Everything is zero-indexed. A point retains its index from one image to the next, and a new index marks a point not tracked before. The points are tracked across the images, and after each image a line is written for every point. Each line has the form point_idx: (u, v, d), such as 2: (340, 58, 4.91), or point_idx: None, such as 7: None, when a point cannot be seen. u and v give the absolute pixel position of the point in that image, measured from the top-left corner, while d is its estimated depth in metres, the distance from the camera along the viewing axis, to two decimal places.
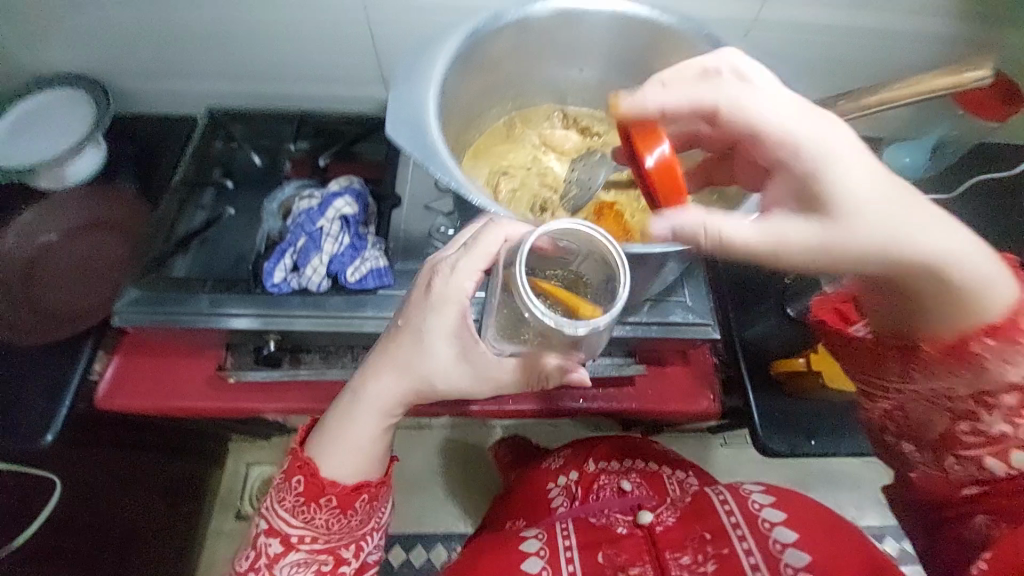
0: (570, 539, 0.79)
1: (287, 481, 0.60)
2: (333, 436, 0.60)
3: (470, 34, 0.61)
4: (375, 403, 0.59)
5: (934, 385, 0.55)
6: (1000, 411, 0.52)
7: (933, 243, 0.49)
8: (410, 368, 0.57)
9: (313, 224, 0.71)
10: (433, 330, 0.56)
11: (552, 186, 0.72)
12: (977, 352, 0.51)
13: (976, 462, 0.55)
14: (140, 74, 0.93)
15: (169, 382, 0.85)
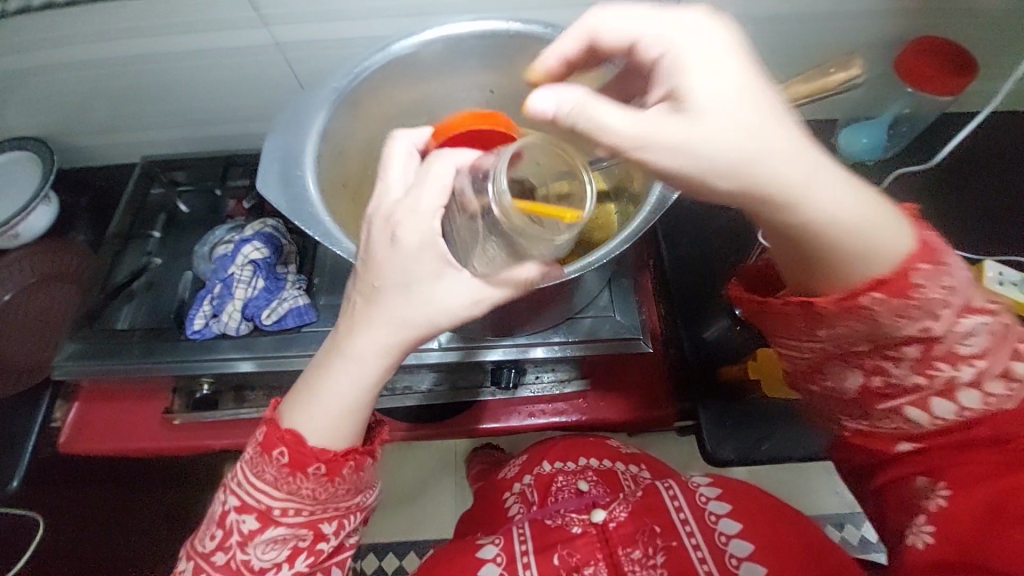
0: (527, 543, 0.69)
1: (261, 450, 0.45)
2: (306, 403, 0.46)
3: (353, 76, 0.61)
4: (356, 356, 0.45)
5: (848, 337, 0.46)
6: (906, 364, 0.46)
7: (808, 182, 0.38)
8: (390, 310, 0.44)
9: (226, 270, 0.72)
10: (401, 253, 0.42)
11: None
12: (866, 308, 0.43)
13: (898, 416, 0.49)
14: (84, 130, 0.96)
15: (126, 426, 0.89)
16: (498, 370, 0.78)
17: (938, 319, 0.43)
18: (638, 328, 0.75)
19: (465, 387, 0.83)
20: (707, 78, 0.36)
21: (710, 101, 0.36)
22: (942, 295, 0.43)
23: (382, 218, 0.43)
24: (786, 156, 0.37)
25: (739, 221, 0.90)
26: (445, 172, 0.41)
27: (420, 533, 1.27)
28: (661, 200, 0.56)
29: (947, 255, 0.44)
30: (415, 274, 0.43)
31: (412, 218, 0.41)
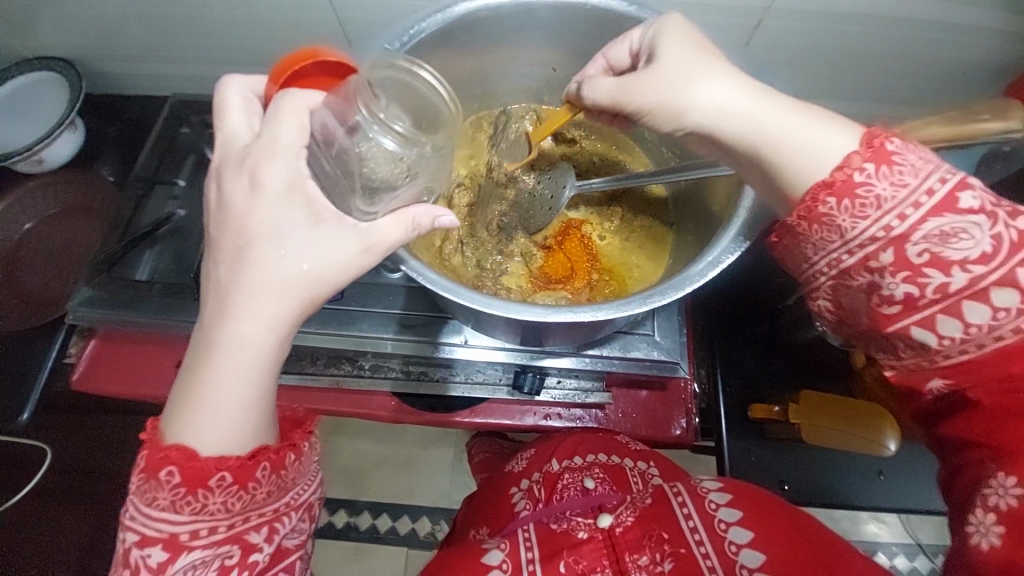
0: (533, 550, 0.62)
1: (147, 475, 0.39)
2: (183, 412, 0.40)
3: (407, 38, 0.54)
4: (238, 335, 0.40)
5: (821, 255, 0.44)
6: (887, 272, 0.41)
7: (736, 112, 0.43)
8: (266, 275, 0.40)
9: None
10: (259, 207, 0.40)
11: (515, 202, 0.67)
12: (825, 212, 0.42)
13: (908, 340, 0.43)
14: (113, 57, 0.90)
15: (139, 371, 0.84)
16: (519, 372, 0.77)
17: (899, 215, 0.40)
18: (676, 351, 0.71)
19: (484, 382, 0.79)
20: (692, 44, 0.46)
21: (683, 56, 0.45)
22: (885, 192, 0.40)
23: (234, 167, 0.41)
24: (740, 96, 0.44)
25: None
26: (291, 119, 0.41)
27: (415, 501, 1.28)
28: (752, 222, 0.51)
29: (910, 149, 0.41)
30: (283, 222, 0.40)
31: (270, 161, 0.40)
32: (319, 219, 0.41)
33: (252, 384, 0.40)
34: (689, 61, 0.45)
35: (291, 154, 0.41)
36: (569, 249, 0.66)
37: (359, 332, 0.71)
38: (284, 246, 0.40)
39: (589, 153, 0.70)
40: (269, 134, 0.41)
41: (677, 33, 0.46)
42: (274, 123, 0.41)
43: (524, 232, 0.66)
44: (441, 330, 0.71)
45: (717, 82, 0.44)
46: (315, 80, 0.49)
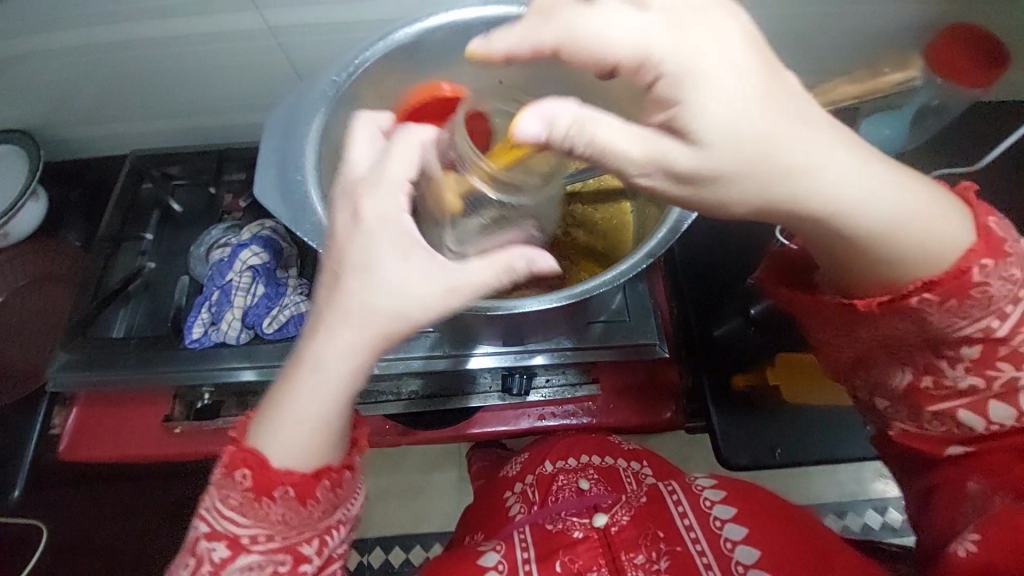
0: (528, 550, 0.63)
1: (224, 472, 0.41)
2: (275, 423, 0.41)
3: (353, 68, 0.57)
4: (327, 363, 0.39)
5: (886, 333, 0.45)
6: (962, 365, 0.44)
7: (839, 178, 0.37)
8: (356, 305, 0.38)
9: (224, 277, 0.70)
10: (356, 241, 0.38)
11: None
12: (914, 308, 0.42)
13: (954, 420, 0.47)
14: (70, 122, 0.90)
15: (125, 432, 0.84)
16: (507, 377, 0.78)
17: (1001, 317, 0.42)
18: (652, 333, 0.73)
19: (474, 391, 0.80)
20: (719, 73, 0.34)
21: (728, 87, 0.34)
22: (1001, 290, 0.41)
23: (343, 196, 0.40)
24: (807, 146, 0.36)
25: None
26: (404, 155, 0.38)
27: (426, 529, 1.26)
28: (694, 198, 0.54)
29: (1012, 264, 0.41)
30: (374, 254, 0.38)
31: (374, 192, 0.38)
32: (411, 254, 0.38)
33: (335, 409, 0.40)
34: (734, 101, 0.34)
35: (394, 188, 0.38)
36: None
37: None
38: (374, 274, 0.38)
39: None
40: (381, 164, 0.39)
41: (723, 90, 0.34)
42: (384, 160, 0.39)
43: None
44: (423, 345, 0.72)
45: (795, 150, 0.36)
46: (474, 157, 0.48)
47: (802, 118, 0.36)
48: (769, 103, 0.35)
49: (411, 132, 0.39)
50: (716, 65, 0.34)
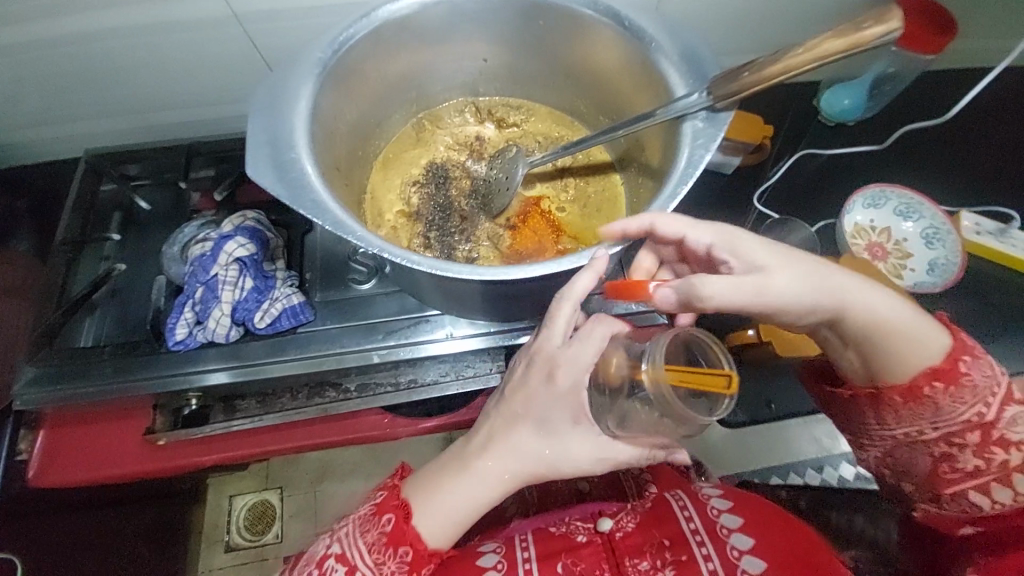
0: (528, 551, 0.64)
1: (373, 513, 0.53)
2: (428, 504, 0.52)
3: (339, 45, 0.55)
4: (488, 479, 0.52)
5: (902, 425, 0.52)
6: (970, 450, 0.50)
7: (846, 295, 0.48)
8: (528, 449, 0.51)
9: (207, 272, 0.66)
10: (542, 401, 0.51)
11: (470, 191, 0.68)
12: (928, 395, 0.50)
13: (963, 499, 0.51)
14: (12, 123, 0.83)
15: (104, 448, 0.79)
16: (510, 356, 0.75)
17: (986, 404, 0.49)
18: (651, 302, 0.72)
19: (475, 372, 0.79)
20: (743, 240, 0.46)
21: (753, 249, 0.46)
22: (986, 380, 0.49)
23: (541, 360, 0.51)
24: (819, 278, 0.47)
25: (733, 190, 0.91)
26: (597, 333, 0.49)
27: None
28: (709, 130, 0.49)
29: (978, 369, 0.49)
30: (554, 412, 0.50)
31: (568, 368, 0.49)
32: (578, 419, 0.51)
33: (477, 509, 0.52)
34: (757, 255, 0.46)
35: (583, 368, 0.49)
36: (533, 225, 0.67)
37: (341, 347, 0.67)
38: (546, 430, 0.51)
39: (531, 133, 0.73)
40: (575, 347, 0.49)
41: (759, 249, 0.46)
42: (585, 341, 0.49)
43: (487, 216, 0.66)
44: (421, 330, 0.69)
45: (814, 274, 0.47)
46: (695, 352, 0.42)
47: (815, 266, 0.47)
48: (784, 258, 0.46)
49: (599, 330, 0.49)
50: (734, 237, 0.47)
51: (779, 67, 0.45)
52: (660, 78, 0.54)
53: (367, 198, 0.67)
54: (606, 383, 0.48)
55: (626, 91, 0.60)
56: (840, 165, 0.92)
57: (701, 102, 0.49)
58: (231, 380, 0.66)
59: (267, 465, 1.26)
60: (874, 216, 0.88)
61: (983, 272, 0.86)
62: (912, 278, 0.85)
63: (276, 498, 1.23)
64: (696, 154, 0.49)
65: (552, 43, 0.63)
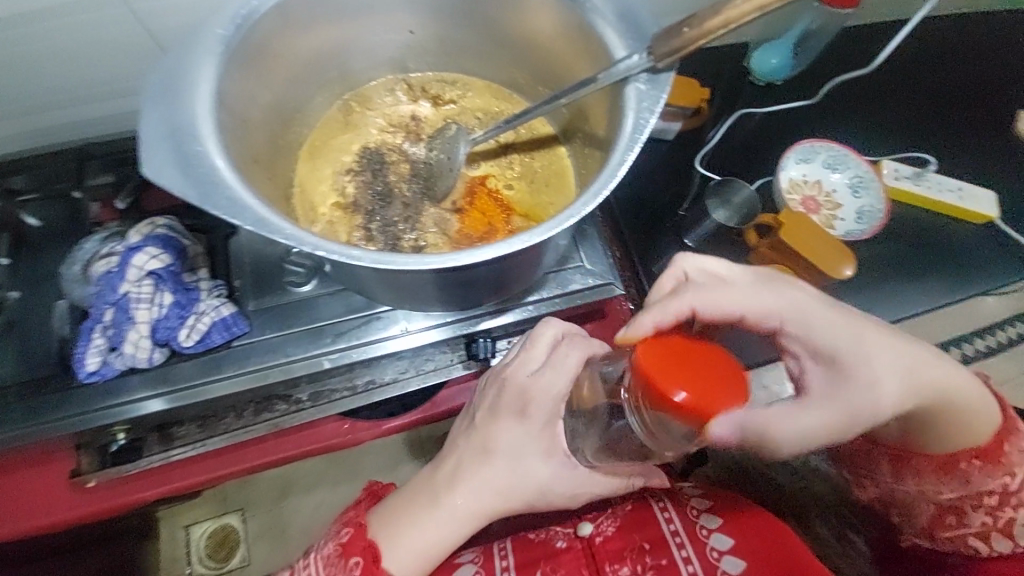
0: (507, 559, 0.66)
1: (338, 553, 0.52)
2: (399, 539, 0.53)
3: (241, 18, 0.47)
4: (461, 510, 0.54)
5: (933, 489, 0.60)
6: (982, 509, 0.58)
7: (936, 384, 0.52)
8: (502, 479, 0.55)
9: (115, 290, 0.58)
10: (514, 430, 0.55)
11: (409, 174, 0.64)
12: (965, 468, 0.57)
13: (963, 540, 0.60)
14: None
15: (22, 500, 0.69)
16: (471, 341, 0.70)
17: (1009, 476, 0.57)
18: (608, 273, 0.70)
19: (437, 364, 0.76)
20: (855, 339, 0.49)
21: (864, 353, 0.49)
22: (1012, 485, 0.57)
23: (514, 390, 0.54)
24: (914, 366, 0.51)
25: (676, 156, 0.92)
26: (571, 360, 0.53)
27: None
28: (652, 91, 0.48)
29: (1015, 449, 0.57)
30: (527, 442, 0.55)
31: (540, 400, 0.53)
32: (550, 450, 0.56)
33: (448, 540, 0.54)
34: (866, 360, 0.49)
35: (554, 398, 0.53)
36: (480, 206, 0.63)
37: (284, 357, 0.62)
38: (518, 458, 0.55)
39: (470, 109, 0.68)
40: (548, 375, 0.53)
41: (870, 342, 0.49)
42: (555, 369, 0.53)
43: (431, 201, 0.62)
44: (372, 327, 0.64)
45: (905, 361, 0.50)
46: (690, 362, 0.37)
47: (905, 355, 0.51)
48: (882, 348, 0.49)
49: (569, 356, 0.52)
50: (849, 336, 0.49)
51: (720, 20, 0.43)
52: (598, 40, 0.51)
53: (295, 191, 0.61)
54: (580, 407, 0.52)
55: (563, 58, 0.58)
56: (775, 123, 0.95)
57: (643, 61, 0.47)
58: (170, 406, 0.59)
59: (221, 489, 1.17)
60: (806, 170, 0.91)
61: (904, 217, 0.92)
62: (844, 227, 0.89)
63: (237, 520, 1.15)
64: (642, 117, 0.47)
65: (484, 8, 0.58)
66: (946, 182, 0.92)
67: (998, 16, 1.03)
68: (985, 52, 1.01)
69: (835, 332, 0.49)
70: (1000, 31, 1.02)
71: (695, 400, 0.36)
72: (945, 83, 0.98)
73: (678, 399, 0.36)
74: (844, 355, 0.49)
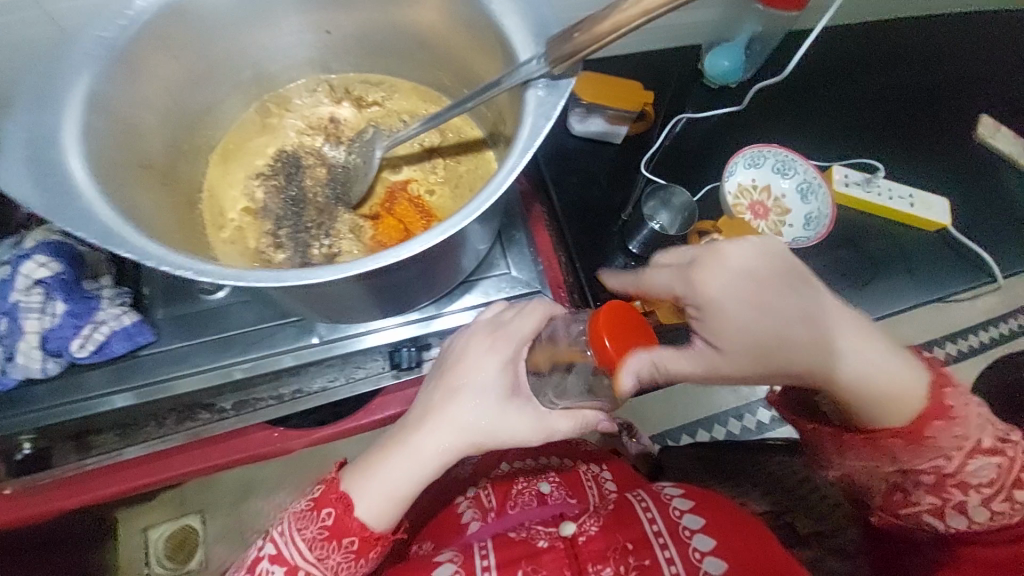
0: (488, 558, 0.60)
1: (310, 507, 0.51)
2: (365, 476, 0.50)
3: (127, 20, 0.46)
4: (425, 452, 0.49)
5: (865, 458, 0.52)
6: (921, 487, 0.51)
7: (846, 349, 0.48)
8: (466, 421, 0.49)
9: (5, 300, 0.57)
10: (480, 364, 0.50)
11: (324, 179, 0.62)
12: (887, 444, 0.50)
13: (919, 519, 0.53)
14: None
15: None
16: (393, 351, 0.68)
17: (946, 458, 0.48)
18: (538, 281, 0.69)
19: (364, 374, 0.73)
20: (754, 288, 0.46)
21: (759, 298, 0.46)
22: (944, 464, 0.48)
23: (484, 329, 0.53)
24: (813, 324, 0.47)
25: (624, 160, 0.91)
26: (534, 315, 0.52)
27: None
28: (548, 97, 0.45)
29: (958, 426, 0.47)
30: (494, 381, 0.50)
31: (507, 340, 0.51)
32: (516, 391, 0.50)
33: (413, 483, 0.50)
34: (760, 306, 0.46)
35: (519, 339, 0.51)
36: (400, 212, 0.61)
37: (192, 366, 0.60)
38: (483, 395, 0.49)
39: (395, 111, 0.66)
40: (514, 319, 0.52)
41: (770, 293, 0.46)
42: (523, 315, 0.52)
43: (345, 207, 0.60)
44: (288, 335, 0.63)
45: (805, 315, 0.47)
46: (625, 321, 0.44)
47: (811, 312, 0.47)
48: (785, 300, 0.46)
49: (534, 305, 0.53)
50: (750, 286, 0.46)
51: (606, 27, 0.41)
52: (505, 42, 0.49)
53: (204, 197, 0.59)
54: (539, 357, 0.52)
55: (477, 62, 0.56)
56: (727, 127, 0.93)
57: (540, 66, 0.44)
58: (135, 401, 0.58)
59: (179, 492, 1.10)
60: (755, 175, 0.90)
61: (856, 223, 0.90)
62: (790, 233, 0.88)
63: (197, 522, 1.10)
64: (539, 123, 0.44)
65: (394, 8, 0.57)
66: (899, 188, 0.90)
67: (960, 18, 1.01)
68: (944, 55, 0.99)
69: (736, 281, 0.46)
70: (959, 34, 1.00)
71: (617, 353, 0.43)
72: (902, 87, 0.97)
73: (603, 347, 0.43)
74: (738, 302, 0.46)
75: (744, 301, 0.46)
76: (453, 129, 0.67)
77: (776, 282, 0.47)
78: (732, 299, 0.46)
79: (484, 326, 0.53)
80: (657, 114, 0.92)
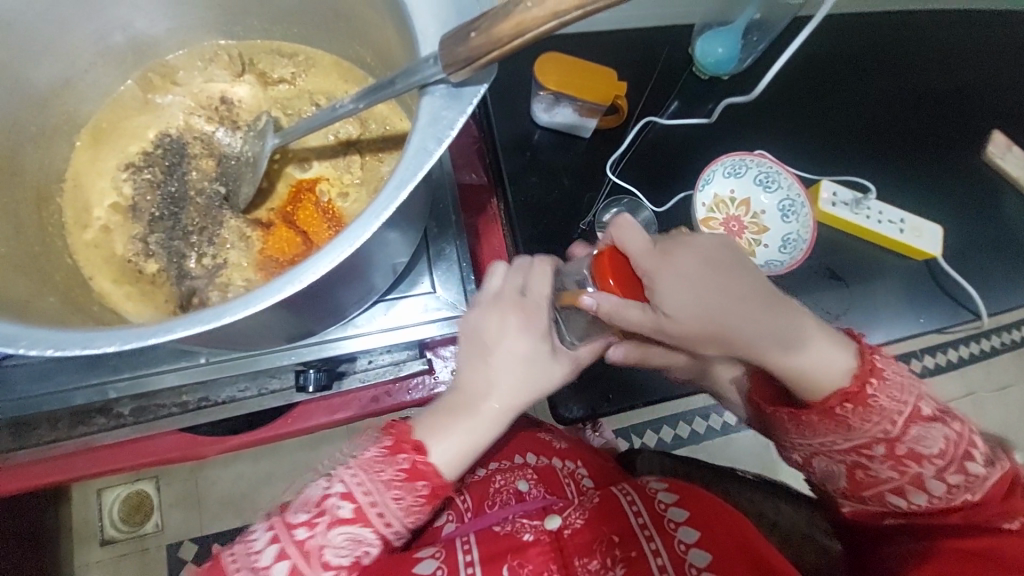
0: (471, 553, 0.51)
1: (385, 452, 0.43)
2: (439, 436, 0.44)
3: None
4: (490, 412, 0.45)
5: (819, 437, 0.47)
6: (880, 460, 0.45)
7: (769, 310, 0.46)
8: (520, 384, 0.45)
9: None
10: (512, 330, 0.45)
11: (215, 173, 0.53)
12: (840, 414, 0.45)
13: (883, 499, 0.47)
14: None
15: None
16: (300, 371, 0.61)
17: (891, 419, 0.45)
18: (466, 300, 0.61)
19: (278, 386, 0.66)
20: (689, 250, 0.46)
21: (691, 257, 0.46)
22: (887, 428, 0.45)
23: (509, 297, 0.46)
24: (748, 284, 0.47)
25: (590, 157, 0.81)
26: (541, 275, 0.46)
27: None
28: (444, 108, 0.35)
29: (886, 392, 0.45)
30: (535, 346, 0.45)
31: (535, 308, 0.46)
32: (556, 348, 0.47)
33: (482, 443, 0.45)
34: (694, 262, 0.46)
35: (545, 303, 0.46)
36: (300, 217, 0.52)
37: (66, 380, 0.56)
38: (531, 355, 0.45)
39: (309, 92, 0.55)
40: (531, 286, 0.46)
41: (705, 254, 0.46)
42: (534, 277, 0.46)
43: (233, 211, 0.52)
44: (165, 354, 0.57)
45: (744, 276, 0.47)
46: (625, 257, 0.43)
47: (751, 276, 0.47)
48: (722, 262, 0.47)
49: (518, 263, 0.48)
50: (687, 248, 0.46)
51: (508, 28, 0.32)
52: (411, 23, 0.39)
53: (67, 187, 0.51)
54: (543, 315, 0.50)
55: (389, 47, 0.46)
56: (711, 126, 0.83)
57: (432, 67, 0.35)
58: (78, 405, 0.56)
59: None
60: (734, 186, 0.82)
61: (839, 242, 0.82)
62: (764, 255, 0.80)
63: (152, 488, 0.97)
64: (429, 143, 0.34)
65: None
66: (890, 212, 0.81)
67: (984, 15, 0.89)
68: (961, 56, 0.87)
69: (677, 243, 0.46)
70: (982, 34, 0.88)
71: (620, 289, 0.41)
72: (911, 91, 0.86)
73: (606, 283, 0.41)
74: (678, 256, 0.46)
75: (682, 256, 0.46)
76: (378, 118, 0.54)
77: (710, 248, 0.47)
78: (672, 254, 0.45)
79: (503, 296, 0.46)
80: (631, 105, 0.81)
